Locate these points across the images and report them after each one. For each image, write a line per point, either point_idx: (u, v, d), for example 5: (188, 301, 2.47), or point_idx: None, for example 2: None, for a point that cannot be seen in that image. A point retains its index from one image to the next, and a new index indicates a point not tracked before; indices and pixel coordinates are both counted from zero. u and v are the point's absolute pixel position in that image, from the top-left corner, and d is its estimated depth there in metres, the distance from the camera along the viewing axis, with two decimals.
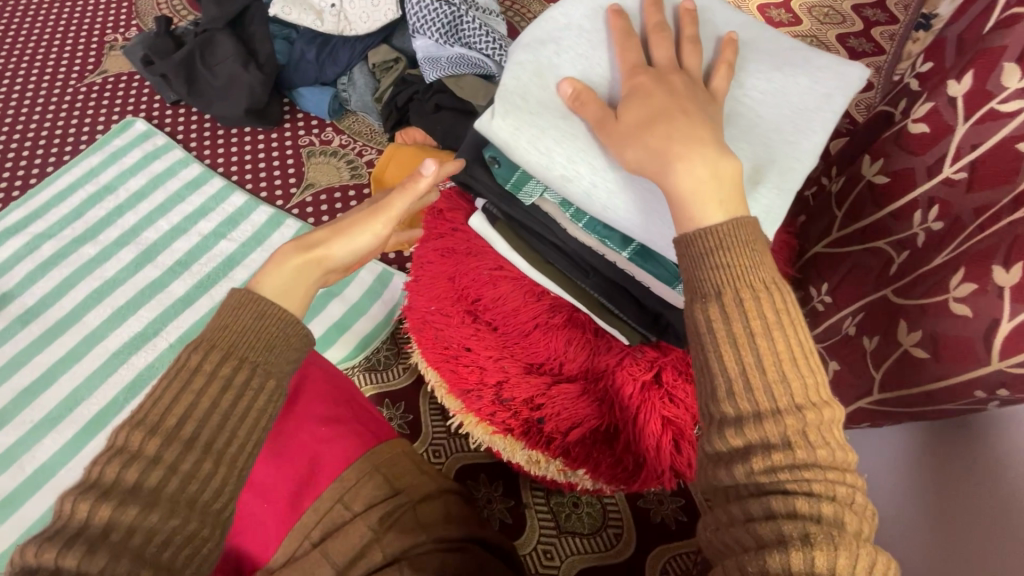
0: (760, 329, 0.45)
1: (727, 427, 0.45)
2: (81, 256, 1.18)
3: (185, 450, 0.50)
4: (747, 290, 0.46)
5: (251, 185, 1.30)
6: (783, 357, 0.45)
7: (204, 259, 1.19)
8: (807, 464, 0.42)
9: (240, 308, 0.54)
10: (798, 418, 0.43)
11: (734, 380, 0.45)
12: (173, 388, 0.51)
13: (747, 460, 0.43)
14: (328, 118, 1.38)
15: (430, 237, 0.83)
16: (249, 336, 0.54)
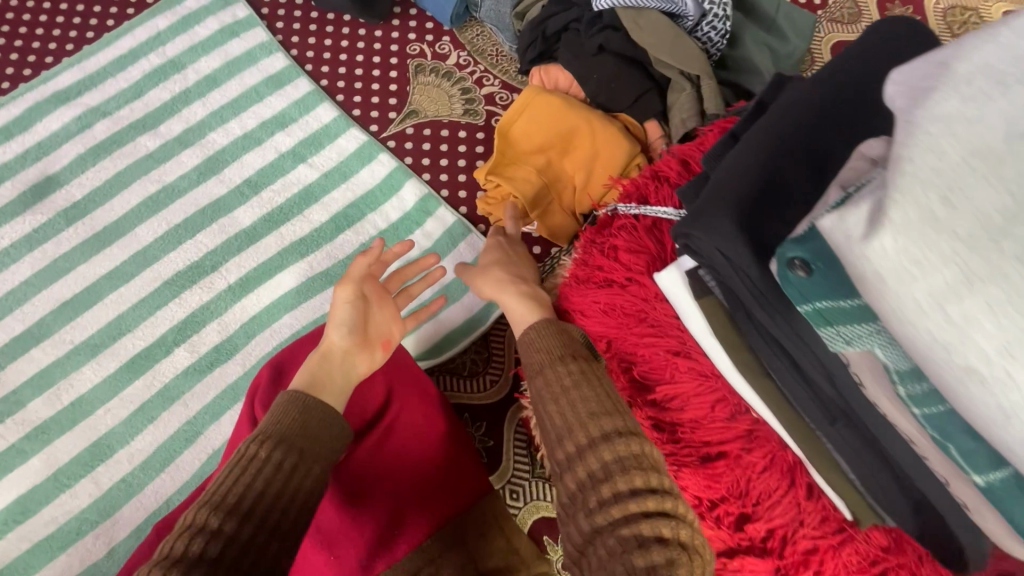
0: (570, 387, 0.57)
1: (568, 479, 0.53)
2: (138, 148, 0.98)
3: (244, 522, 0.53)
4: (558, 360, 0.59)
5: (343, 95, 1.05)
6: (593, 410, 0.55)
7: (278, 184, 0.98)
8: (632, 490, 0.49)
9: (283, 408, 0.62)
10: (613, 449, 0.52)
11: (563, 439, 0.55)
12: (235, 474, 0.56)
13: (583, 500, 0.51)
14: (448, 26, 1.09)
15: (588, 279, 0.60)
16: (296, 432, 0.60)
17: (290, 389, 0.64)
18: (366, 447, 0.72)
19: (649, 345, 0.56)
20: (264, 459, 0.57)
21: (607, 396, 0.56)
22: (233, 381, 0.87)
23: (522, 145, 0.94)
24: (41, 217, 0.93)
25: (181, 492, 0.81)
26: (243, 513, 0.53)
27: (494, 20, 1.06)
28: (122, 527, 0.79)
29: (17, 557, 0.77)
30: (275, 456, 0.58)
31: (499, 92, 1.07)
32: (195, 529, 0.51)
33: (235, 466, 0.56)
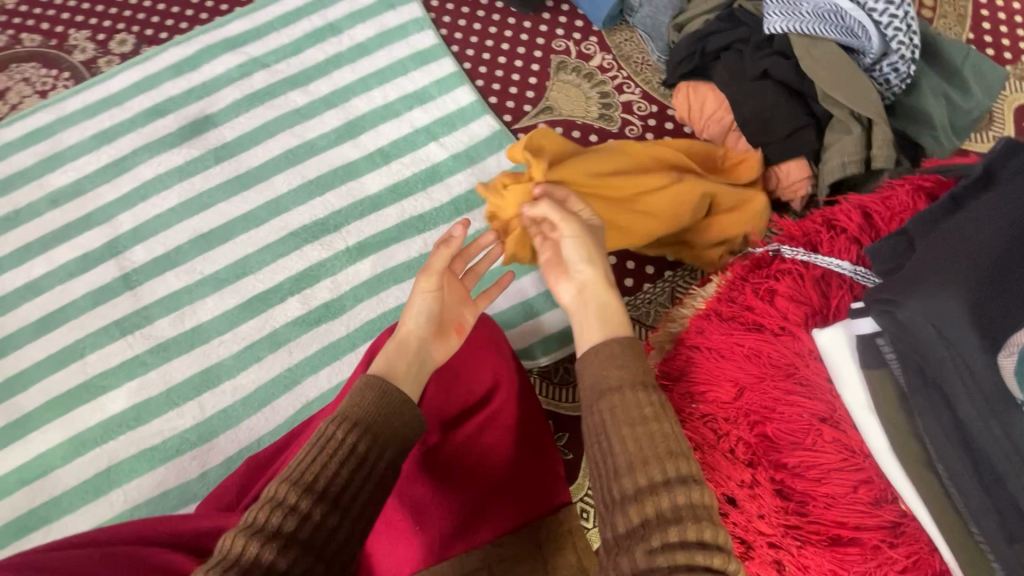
0: (649, 418, 0.53)
1: (629, 509, 0.49)
2: (288, 101, 1.04)
3: (321, 504, 0.55)
4: (639, 386, 0.55)
5: (483, 81, 1.06)
6: (668, 448, 0.51)
7: (408, 158, 1.00)
8: (699, 541, 0.45)
9: (361, 389, 0.63)
10: (685, 493, 0.48)
11: (629, 471, 0.51)
12: (315, 451, 0.57)
13: (640, 538, 0.47)
14: (599, 26, 1.07)
15: (734, 318, 0.56)
16: (375, 421, 0.61)
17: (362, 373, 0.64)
18: (460, 432, 0.75)
19: (792, 405, 0.52)
20: (342, 443, 0.58)
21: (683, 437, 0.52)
22: (337, 339, 0.90)
23: (579, 179, 0.77)
24: (194, 152, 1.01)
25: (275, 432, 0.86)
26: (320, 494, 0.55)
27: (649, 28, 1.02)
28: (217, 453, 0.85)
29: (126, 458, 0.85)
30: (357, 442, 0.59)
31: (638, 101, 1.04)
32: (274, 504, 0.53)
33: (317, 445, 0.58)
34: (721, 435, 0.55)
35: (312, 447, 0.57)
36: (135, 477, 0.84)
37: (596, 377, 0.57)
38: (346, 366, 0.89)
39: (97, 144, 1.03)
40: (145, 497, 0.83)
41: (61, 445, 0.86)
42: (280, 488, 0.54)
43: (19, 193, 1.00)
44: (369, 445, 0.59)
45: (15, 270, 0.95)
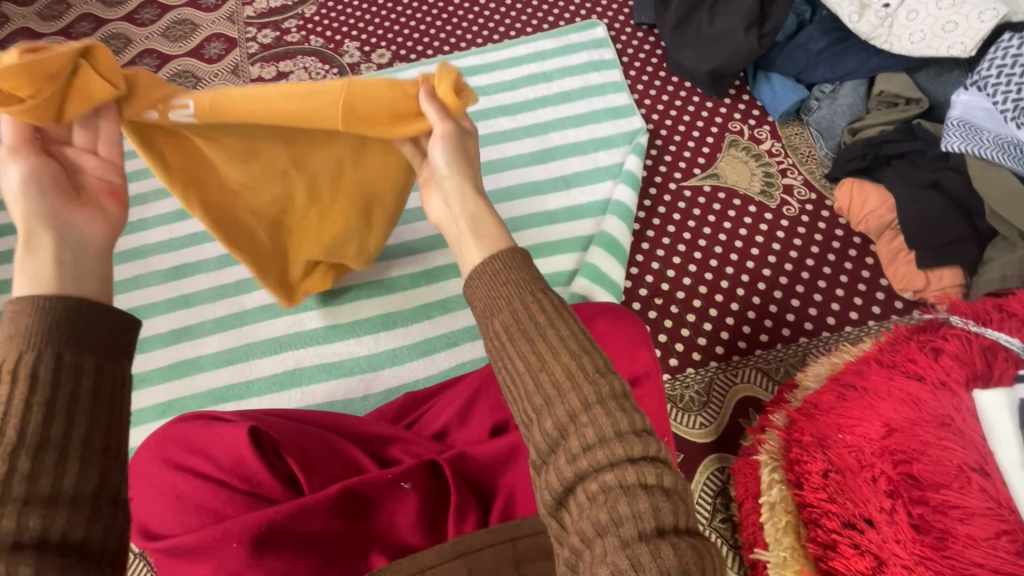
0: (543, 328, 0.54)
1: (545, 422, 0.51)
2: (496, 124, 1.26)
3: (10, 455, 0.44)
4: (530, 292, 0.56)
5: (661, 141, 1.23)
6: (569, 348, 0.53)
7: (586, 188, 1.17)
8: (618, 434, 0.49)
9: (18, 323, 0.49)
10: (596, 389, 0.51)
11: (538, 389, 0.52)
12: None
13: (565, 447, 0.50)
14: (775, 117, 1.21)
15: (895, 367, 0.64)
16: (56, 327, 0.49)
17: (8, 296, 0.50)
18: None
19: (943, 449, 0.58)
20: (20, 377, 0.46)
21: (582, 335, 0.54)
22: None
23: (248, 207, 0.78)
24: None
25: (430, 378, 1.02)
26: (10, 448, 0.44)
27: (823, 127, 1.14)
28: (381, 383, 1.01)
29: (310, 366, 1.02)
30: (56, 360, 0.48)
31: (799, 187, 1.15)
32: None
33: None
34: (864, 464, 0.62)
35: None
36: (313, 382, 1.01)
37: (483, 296, 0.57)
38: None
39: None
40: (318, 400, 1.00)
41: (263, 342, 1.04)
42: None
43: None
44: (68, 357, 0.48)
45: None
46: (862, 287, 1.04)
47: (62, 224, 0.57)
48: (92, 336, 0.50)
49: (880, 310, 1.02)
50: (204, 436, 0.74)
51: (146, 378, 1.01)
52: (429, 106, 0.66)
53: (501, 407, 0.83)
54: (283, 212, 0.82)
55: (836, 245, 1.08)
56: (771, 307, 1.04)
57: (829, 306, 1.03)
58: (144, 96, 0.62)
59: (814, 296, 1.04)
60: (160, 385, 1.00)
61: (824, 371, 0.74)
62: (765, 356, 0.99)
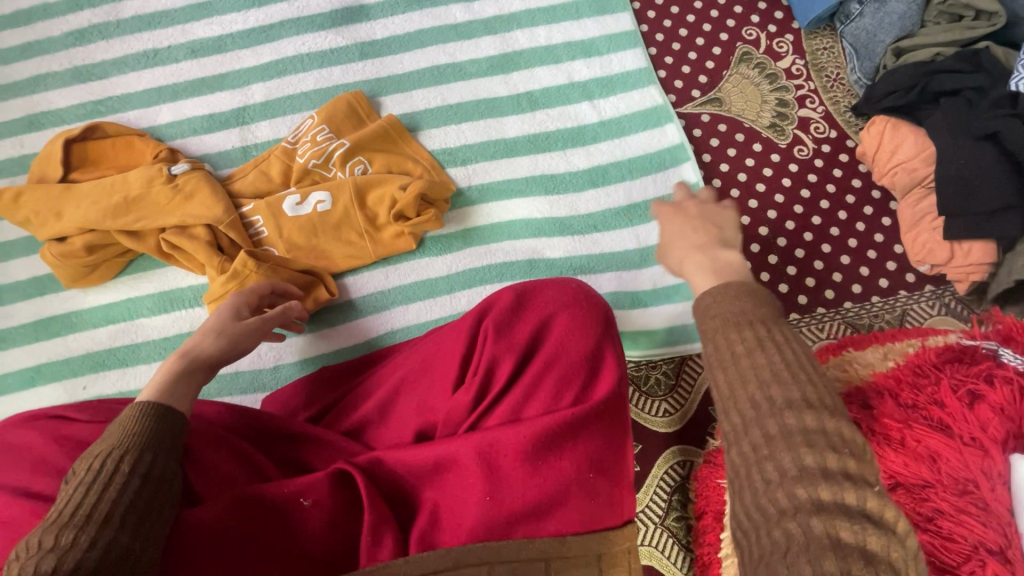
0: (749, 349, 0.47)
1: (732, 450, 0.45)
2: (447, 15, 0.97)
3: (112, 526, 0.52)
4: (744, 323, 0.49)
5: (657, 49, 0.96)
6: (781, 376, 0.45)
7: (556, 111, 0.92)
8: (802, 472, 0.41)
9: (132, 430, 0.58)
10: (798, 417, 0.43)
11: (727, 414, 0.47)
12: (75, 489, 0.54)
13: (752, 473, 0.43)
14: (802, 25, 0.95)
15: (915, 409, 0.51)
16: (155, 439, 0.59)
17: (138, 402, 0.60)
18: (539, 415, 0.63)
19: (959, 528, 0.44)
20: (130, 471, 0.55)
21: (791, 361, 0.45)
22: (435, 277, 0.87)
23: (126, 188, 0.82)
24: (341, 40, 0.96)
25: (354, 348, 0.86)
26: (104, 523, 0.52)
27: (860, 42, 0.90)
28: (295, 352, 0.85)
29: None
30: (122, 466, 0.56)
31: (817, 121, 0.93)
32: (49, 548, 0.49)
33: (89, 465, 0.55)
34: None
35: (85, 487, 0.54)
36: None
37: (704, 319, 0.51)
38: (436, 306, 0.87)
39: (245, 4, 0.97)
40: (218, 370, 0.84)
41: (151, 296, 0.86)
42: (37, 534, 0.50)
43: (160, 34, 0.96)
44: (144, 462, 0.57)
45: (140, 112, 0.93)
46: (871, 254, 0.87)
47: (186, 375, 0.65)
48: (174, 466, 0.59)
49: (887, 283, 0.86)
50: (50, 447, 0.59)
51: (13, 336, 0.85)
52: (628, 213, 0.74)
53: (428, 406, 0.68)
54: (128, 202, 0.81)
55: (850, 199, 0.90)
56: (763, 275, 0.87)
57: (830, 276, 0.87)
58: (208, 207, 0.82)
59: (814, 263, 0.87)
60: (27, 346, 0.84)
61: None
62: None
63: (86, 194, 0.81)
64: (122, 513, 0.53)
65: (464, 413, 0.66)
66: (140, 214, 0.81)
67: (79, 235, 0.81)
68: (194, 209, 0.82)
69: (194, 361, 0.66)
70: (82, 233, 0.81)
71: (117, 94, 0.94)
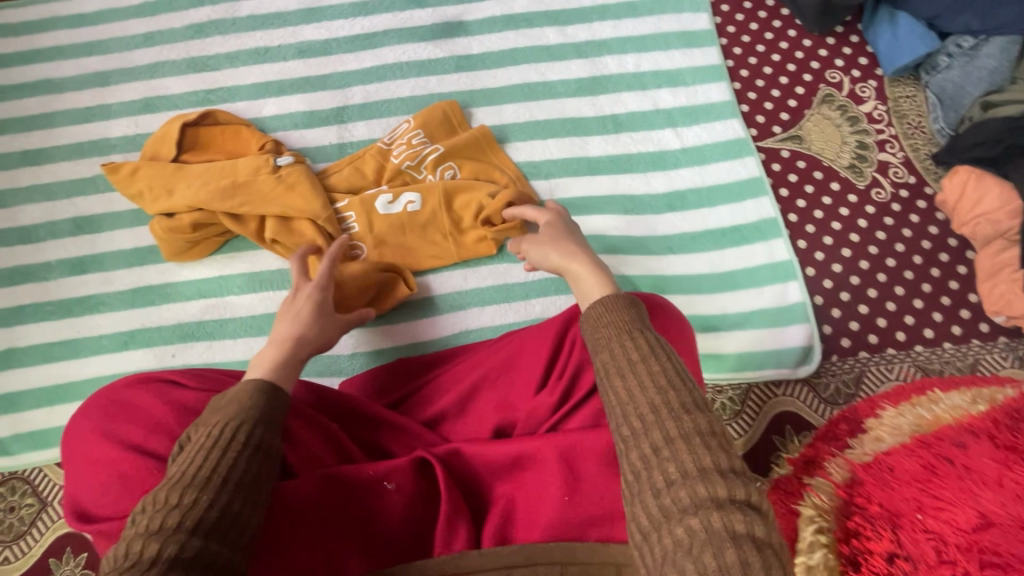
0: (635, 361, 0.57)
1: (633, 455, 0.52)
2: (541, 36, 1.02)
3: (228, 492, 0.53)
4: (625, 335, 0.59)
5: (740, 84, 0.99)
6: (659, 383, 0.54)
7: (639, 135, 0.96)
8: (701, 473, 0.48)
9: (243, 400, 0.59)
10: (678, 422, 0.51)
11: (625, 419, 0.54)
12: (196, 451, 0.55)
13: (649, 478, 0.50)
14: (887, 72, 0.97)
15: (1011, 449, 0.52)
16: (266, 413, 0.59)
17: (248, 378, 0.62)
18: None
19: None
20: (243, 441, 0.56)
21: (672, 369, 0.55)
22: (511, 283, 0.90)
23: (235, 173, 0.87)
24: (439, 52, 1.01)
25: (429, 343, 0.89)
26: (220, 487, 0.53)
27: (946, 93, 0.93)
28: (371, 341, 0.88)
29: None
30: (237, 435, 0.56)
31: (896, 166, 0.95)
32: (171, 506, 0.50)
33: (207, 429, 0.57)
34: (945, 560, 0.48)
35: (203, 451, 0.55)
36: None
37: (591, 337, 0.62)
38: (511, 311, 0.90)
39: (353, 13, 1.04)
40: None
41: (242, 276, 0.90)
42: (163, 490, 0.51)
43: (273, 34, 1.03)
44: (256, 433, 0.57)
45: (247, 104, 0.99)
46: (945, 301, 0.88)
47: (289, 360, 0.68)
48: (280, 442, 0.60)
49: (961, 330, 0.86)
50: (158, 404, 0.62)
51: (110, 301, 0.89)
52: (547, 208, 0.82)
53: (509, 404, 0.71)
54: (237, 186, 0.86)
55: (926, 245, 0.90)
56: (834, 311, 0.88)
57: (902, 318, 0.87)
58: (308, 200, 0.86)
59: (887, 304, 0.88)
60: (122, 311, 0.89)
61: (905, 426, 0.61)
62: (816, 367, 0.85)
63: (198, 175, 0.87)
64: (237, 479, 0.54)
65: (546, 413, 0.68)
66: (246, 199, 0.86)
67: (187, 213, 0.86)
68: (294, 199, 0.86)
69: (297, 350, 0.69)
70: (190, 211, 0.86)
71: (228, 85, 1.01)
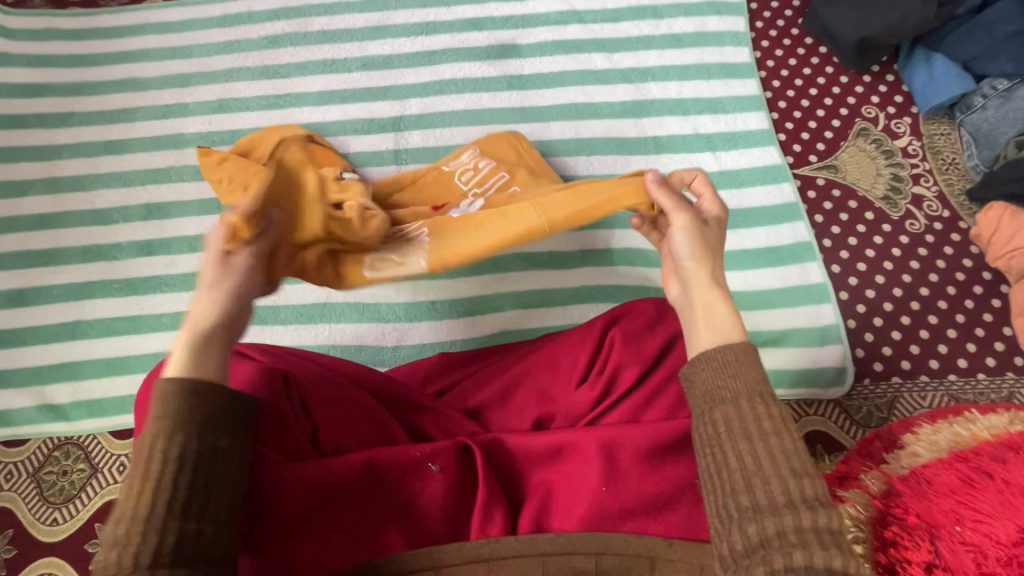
0: (769, 428, 0.49)
1: (745, 528, 0.46)
2: (590, 61, 1.08)
3: (179, 516, 0.45)
4: (761, 396, 0.50)
5: (778, 114, 1.04)
6: (795, 467, 0.47)
7: (679, 156, 1.00)
8: (829, 571, 0.42)
9: (165, 404, 0.48)
10: (813, 515, 0.44)
11: (743, 488, 0.47)
12: (130, 478, 0.46)
13: (762, 555, 0.44)
14: (922, 110, 1.01)
15: None
16: (191, 411, 0.48)
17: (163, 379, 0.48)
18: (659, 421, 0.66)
19: None
20: (170, 460, 0.46)
21: (807, 454, 0.48)
22: (551, 289, 0.94)
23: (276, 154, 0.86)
24: (493, 71, 1.08)
25: (469, 342, 0.92)
26: (169, 514, 0.45)
27: (981, 132, 0.96)
28: (414, 336, 0.92)
29: (342, 302, 0.93)
30: (160, 451, 0.46)
31: (930, 199, 0.97)
32: (117, 548, 0.44)
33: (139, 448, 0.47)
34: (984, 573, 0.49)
35: (136, 472, 0.46)
36: (343, 321, 0.92)
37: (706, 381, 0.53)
38: (549, 315, 0.93)
39: (415, 32, 1.11)
40: (345, 341, 0.92)
41: None
42: (107, 532, 0.45)
43: (340, 47, 1.11)
44: (189, 444, 0.47)
45: (312, 109, 1.07)
46: (980, 332, 0.89)
47: (206, 347, 0.52)
48: (221, 439, 0.49)
49: (995, 362, 0.87)
50: (225, 370, 0.67)
51: (173, 282, 0.95)
52: (715, 205, 0.66)
53: (548, 397, 0.74)
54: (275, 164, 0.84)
55: (960, 277, 0.92)
56: (866, 335, 0.89)
57: (935, 347, 0.88)
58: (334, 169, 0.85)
59: (920, 331, 0.89)
60: (183, 293, 0.94)
61: (943, 442, 0.62)
62: (848, 389, 0.86)
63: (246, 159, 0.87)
64: (181, 503, 0.46)
65: (585, 408, 0.71)
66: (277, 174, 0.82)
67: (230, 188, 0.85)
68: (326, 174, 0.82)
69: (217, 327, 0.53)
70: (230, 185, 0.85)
71: (295, 91, 1.08)
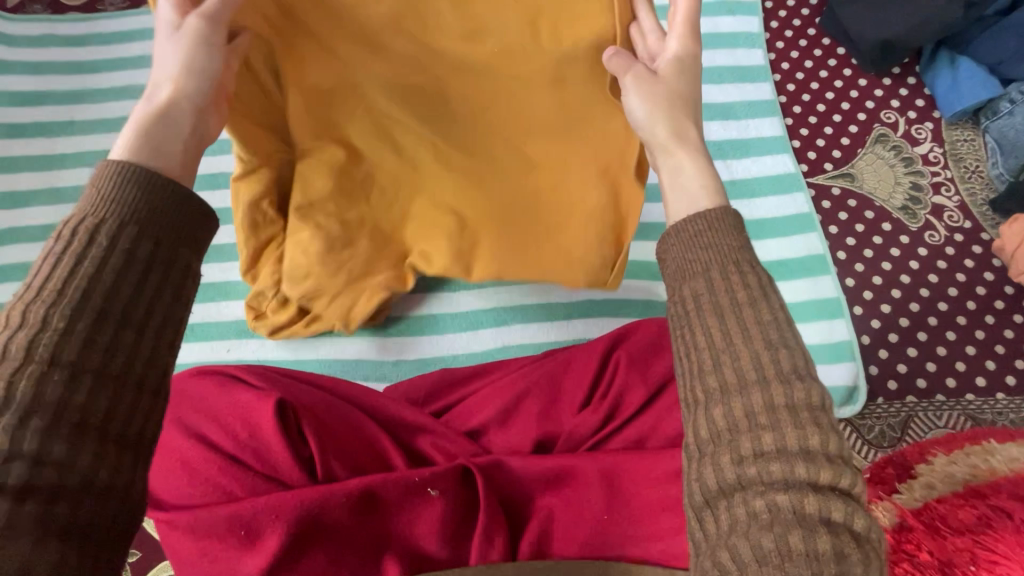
0: (741, 300, 0.43)
1: (713, 414, 0.41)
2: None
3: (107, 331, 0.39)
4: (733, 266, 0.44)
5: (793, 120, 1.00)
6: (771, 337, 0.41)
7: None
8: (803, 451, 0.37)
9: (113, 183, 0.42)
10: (787, 392, 0.39)
11: (711, 369, 0.42)
12: (49, 263, 0.39)
13: (728, 440, 0.39)
14: (945, 115, 0.97)
15: None
16: (147, 208, 0.43)
17: None
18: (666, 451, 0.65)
19: None
20: (106, 255, 0.40)
21: (785, 320, 0.42)
22: (554, 303, 0.92)
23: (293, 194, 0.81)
24: None
25: (470, 357, 0.91)
26: (90, 320, 0.38)
27: (1007, 139, 0.93)
28: (416, 350, 0.91)
29: None
30: (96, 237, 0.40)
31: (951, 209, 0.94)
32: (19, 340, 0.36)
33: (16, 306, 0.38)
34: None
35: (56, 259, 0.39)
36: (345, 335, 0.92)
37: (678, 259, 0.47)
38: (552, 330, 0.91)
39: None
40: (347, 356, 0.91)
41: None
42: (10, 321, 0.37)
43: None
44: (136, 243, 0.41)
45: None
46: (1000, 349, 0.86)
47: None
48: (176, 243, 0.44)
49: (1015, 381, 0.84)
50: (220, 392, 0.68)
51: None
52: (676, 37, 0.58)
53: (551, 419, 0.73)
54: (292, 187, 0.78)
55: (980, 291, 0.89)
56: (880, 352, 0.87)
57: (953, 364, 0.86)
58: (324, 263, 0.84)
59: (937, 348, 0.86)
60: None
61: (958, 475, 0.60)
62: (860, 408, 0.84)
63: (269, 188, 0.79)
64: (103, 310, 0.39)
65: (587, 432, 0.71)
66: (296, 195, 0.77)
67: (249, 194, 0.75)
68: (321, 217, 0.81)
69: None
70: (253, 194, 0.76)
71: None
